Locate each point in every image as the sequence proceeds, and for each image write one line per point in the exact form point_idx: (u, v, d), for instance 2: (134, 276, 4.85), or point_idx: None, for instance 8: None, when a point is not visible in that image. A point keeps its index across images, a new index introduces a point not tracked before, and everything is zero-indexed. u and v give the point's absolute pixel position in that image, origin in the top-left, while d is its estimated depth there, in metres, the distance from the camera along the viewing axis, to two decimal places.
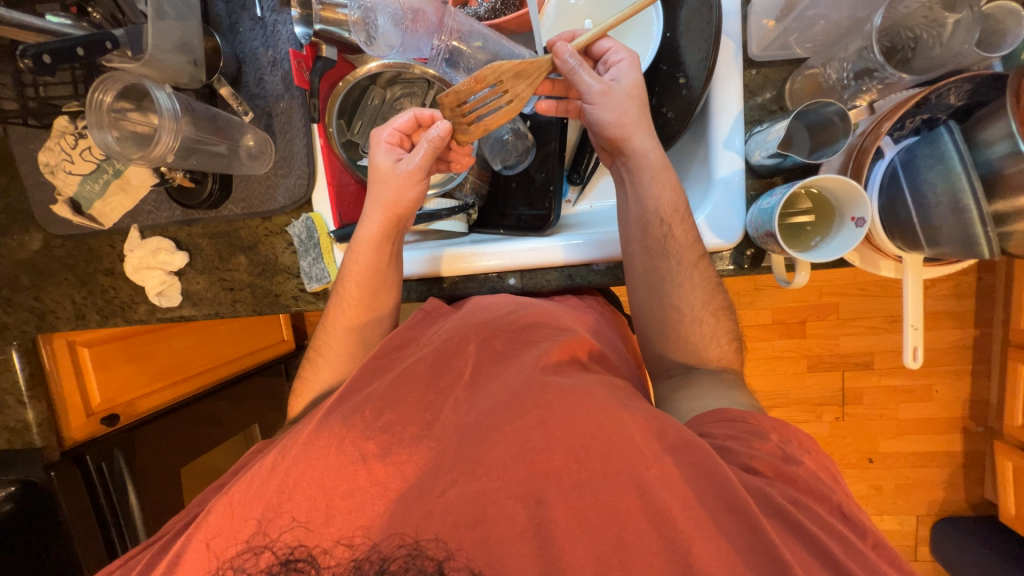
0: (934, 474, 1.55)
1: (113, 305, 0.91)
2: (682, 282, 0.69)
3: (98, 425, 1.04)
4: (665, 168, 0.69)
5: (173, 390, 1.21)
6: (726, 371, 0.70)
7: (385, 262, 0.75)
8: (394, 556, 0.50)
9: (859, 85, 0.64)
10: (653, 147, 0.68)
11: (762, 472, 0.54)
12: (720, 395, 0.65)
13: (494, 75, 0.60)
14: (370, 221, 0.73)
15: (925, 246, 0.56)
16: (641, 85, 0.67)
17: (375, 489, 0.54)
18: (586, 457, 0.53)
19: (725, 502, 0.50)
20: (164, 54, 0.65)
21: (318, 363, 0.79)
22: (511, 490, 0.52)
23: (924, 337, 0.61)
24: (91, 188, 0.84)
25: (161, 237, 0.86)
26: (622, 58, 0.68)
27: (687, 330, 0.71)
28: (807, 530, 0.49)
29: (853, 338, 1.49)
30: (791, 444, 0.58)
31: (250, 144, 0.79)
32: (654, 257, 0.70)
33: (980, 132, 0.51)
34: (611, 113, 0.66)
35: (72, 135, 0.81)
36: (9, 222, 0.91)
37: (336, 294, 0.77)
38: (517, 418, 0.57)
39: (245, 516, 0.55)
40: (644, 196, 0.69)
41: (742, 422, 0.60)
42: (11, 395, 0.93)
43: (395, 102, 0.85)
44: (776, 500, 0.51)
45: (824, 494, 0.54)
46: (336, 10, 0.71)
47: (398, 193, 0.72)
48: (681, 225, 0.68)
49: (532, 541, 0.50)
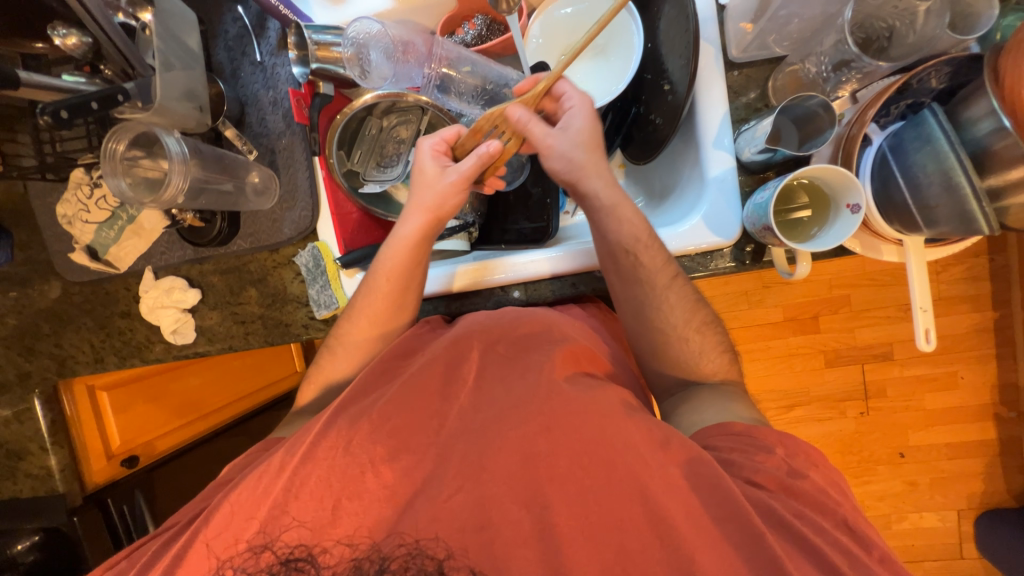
0: (971, 464, 1.50)
1: (130, 347, 0.94)
2: (660, 305, 0.69)
3: (118, 467, 1.08)
4: (621, 204, 0.69)
5: (189, 428, 1.24)
6: (724, 383, 0.69)
7: (418, 263, 0.74)
8: (394, 555, 0.54)
9: (839, 76, 0.65)
10: (603, 188, 0.69)
11: (765, 486, 0.54)
12: (721, 408, 0.64)
13: (489, 122, 0.68)
14: (411, 221, 0.73)
15: (923, 227, 0.56)
16: (592, 131, 0.69)
17: (382, 492, 0.57)
18: (589, 463, 0.55)
19: (727, 513, 0.50)
20: (172, 102, 0.68)
21: (324, 371, 0.78)
22: (515, 496, 0.55)
23: (934, 319, 0.60)
24: (107, 235, 0.87)
25: (174, 276, 0.89)
26: (574, 104, 0.69)
27: (677, 350, 0.70)
28: (810, 543, 0.48)
29: (869, 329, 1.47)
30: (797, 458, 0.56)
31: (255, 181, 0.83)
32: (629, 285, 0.69)
33: (965, 112, 0.52)
34: (561, 162, 0.69)
35: (88, 186, 0.85)
36: (31, 273, 0.94)
37: (364, 286, 0.76)
38: (523, 424, 0.58)
39: (248, 516, 0.56)
40: (606, 233, 0.69)
41: (748, 436, 0.58)
42: (35, 443, 0.97)
43: (392, 130, 0.86)
44: (780, 512, 0.51)
45: (830, 508, 0.52)
46: (330, 48, 0.73)
47: (442, 199, 0.72)
48: (647, 253, 0.68)
49: (535, 545, 0.53)
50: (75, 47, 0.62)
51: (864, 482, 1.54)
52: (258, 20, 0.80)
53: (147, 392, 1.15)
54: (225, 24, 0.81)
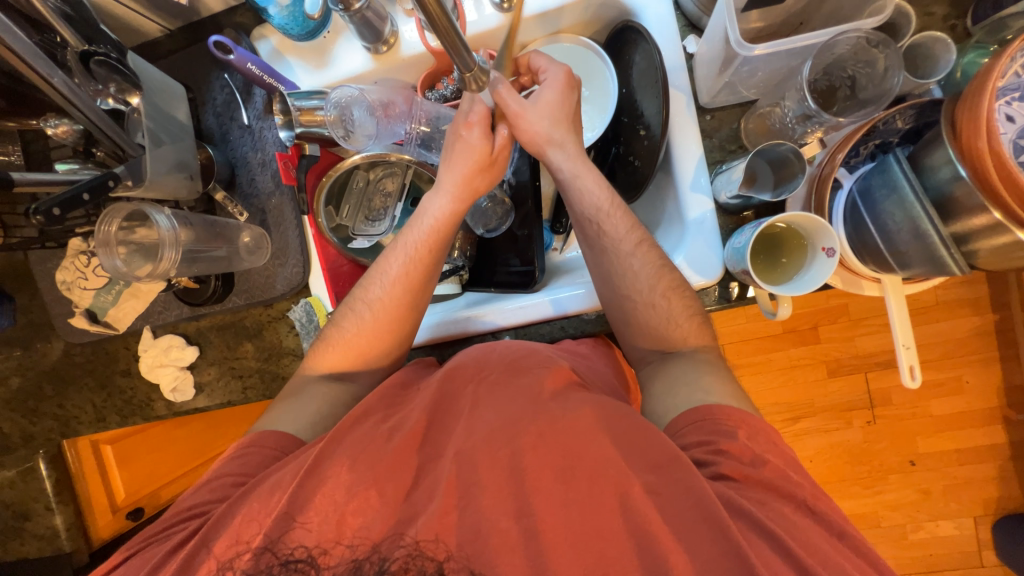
0: (982, 469, 1.48)
1: (132, 405, 0.95)
2: (625, 272, 0.70)
3: (123, 519, 1.16)
4: (582, 174, 0.72)
5: (183, 480, 1.33)
6: (700, 351, 0.68)
7: (450, 232, 0.75)
8: (394, 556, 0.53)
9: (803, 127, 0.66)
10: (566, 160, 0.71)
11: (730, 478, 0.54)
12: (694, 386, 0.63)
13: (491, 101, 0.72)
14: (444, 190, 0.73)
15: (897, 269, 0.58)
16: (563, 103, 0.70)
17: (386, 508, 0.57)
18: (572, 478, 0.56)
19: (701, 514, 0.52)
20: (162, 177, 0.70)
21: (336, 351, 0.74)
22: (503, 509, 0.55)
23: (917, 355, 0.61)
24: (105, 299, 0.89)
25: (172, 334, 0.90)
26: (549, 75, 0.70)
27: (643, 315, 0.69)
28: (766, 525, 0.50)
29: (870, 338, 1.46)
30: (758, 439, 0.57)
31: (247, 241, 0.84)
32: (596, 252, 0.73)
33: (926, 158, 0.53)
34: (525, 134, 0.71)
35: (86, 254, 0.88)
36: (33, 335, 0.96)
37: (392, 251, 0.76)
38: (510, 442, 0.59)
39: (235, 542, 0.55)
40: (574, 201, 0.72)
41: (711, 420, 0.59)
42: (40, 502, 0.99)
43: (378, 182, 0.89)
44: (743, 506, 0.52)
45: (791, 492, 0.54)
46: (313, 112, 0.75)
47: (466, 175, 0.72)
48: (611, 220, 0.71)
49: (522, 554, 0.53)
50: (66, 134, 0.66)
51: (877, 492, 1.52)
52: (244, 87, 0.83)
53: (151, 443, 1.22)
54: (212, 92, 0.84)
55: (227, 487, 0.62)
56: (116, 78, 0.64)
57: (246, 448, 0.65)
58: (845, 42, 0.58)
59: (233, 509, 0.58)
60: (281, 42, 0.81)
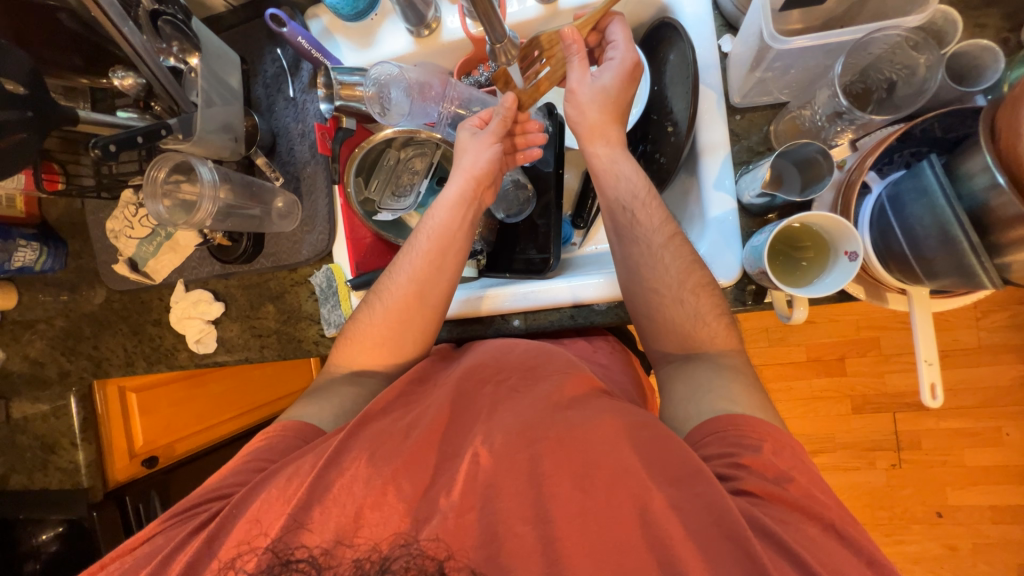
0: (1019, 532, 1.37)
1: (159, 352, 1.00)
2: (656, 264, 0.69)
3: (139, 466, 1.18)
4: (619, 161, 0.74)
5: (189, 441, 1.31)
6: (725, 355, 0.65)
7: (460, 225, 0.78)
8: (395, 556, 0.54)
9: (834, 127, 0.65)
10: (605, 151, 0.74)
11: (751, 493, 0.52)
12: (719, 395, 0.61)
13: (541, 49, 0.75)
14: (453, 184, 0.78)
15: (924, 278, 0.55)
16: (616, 93, 0.72)
17: (401, 506, 0.56)
18: (591, 486, 0.55)
19: (723, 529, 0.49)
20: (210, 134, 0.75)
21: (353, 345, 0.77)
22: (520, 513, 0.55)
23: (940, 372, 0.59)
24: (146, 249, 0.95)
25: (202, 289, 0.95)
26: (616, 57, 0.71)
27: (670, 311, 0.68)
28: (791, 547, 0.47)
29: (901, 376, 1.39)
30: (782, 454, 0.55)
31: (280, 206, 0.89)
32: (625, 242, 0.72)
33: (963, 164, 0.51)
34: (576, 110, 0.74)
35: (134, 205, 0.94)
36: (79, 281, 1.03)
37: (408, 248, 0.79)
38: (530, 445, 0.58)
39: (262, 530, 0.56)
40: (607, 188, 0.74)
41: (733, 433, 0.56)
42: (66, 437, 1.06)
43: (408, 162, 0.92)
44: (769, 526, 0.49)
45: (817, 512, 0.51)
46: (353, 87, 0.79)
47: (475, 158, 0.78)
48: (644, 210, 0.71)
49: (539, 560, 0.52)
50: (131, 87, 0.72)
51: (896, 541, 1.42)
52: (294, 61, 0.88)
53: (175, 395, 1.25)
54: (264, 65, 0.90)
55: (249, 472, 0.64)
56: (179, 38, 0.71)
57: (276, 433, 0.68)
58: (881, 40, 0.58)
59: (261, 486, 0.60)
60: (332, 21, 0.86)
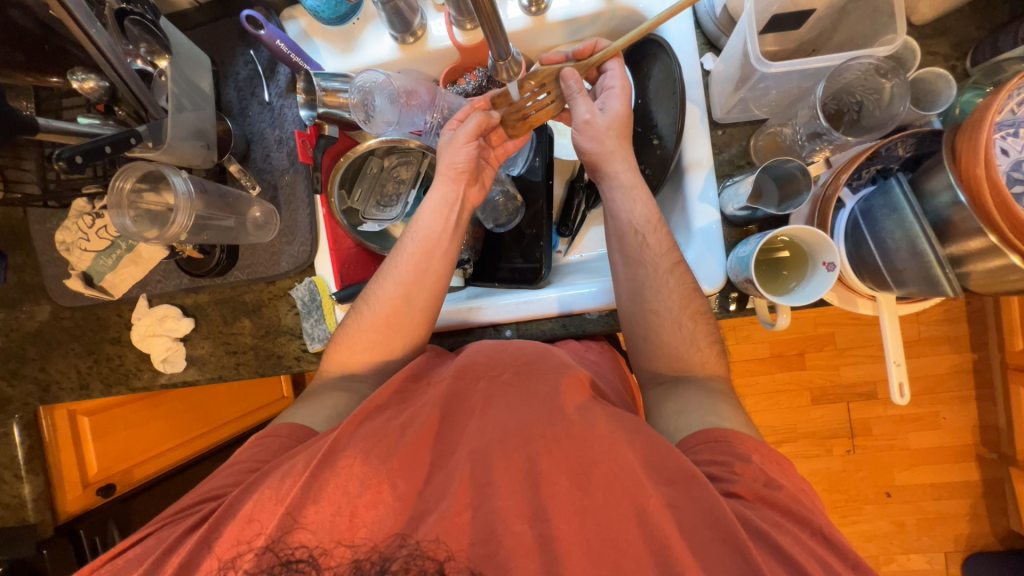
0: (957, 506, 1.51)
1: (118, 373, 0.93)
2: (660, 288, 0.71)
3: (93, 496, 1.07)
4: (638, 188, 0.74)
5: (146, 466, 1.19)
6: (713, 380, 0.69)
7: (445, 230, 0.76)
8: (395, 556, 0.52)
9: (813, 145, 0.69)
10: (625, 170, 0.74)
11: (742, 496, 0.54)
12: (708, 410, 0.64)
13: (538, 81, 0.72)
14: (435, 188, 0.77)
15: (893, 286, 0.60)
16: (626, 117, 0.73)
17: (396, 515, 0.55)
18: (589, 485, 0.55)
19: (718, 531, 0.51)
20: (181, 142, 0.70)
21: (342, 350, 0.75)
22: (517, 512, 0.55)
23: (907, 373, 0.63)
24: (104, 263, 0.88)
25: (168, 305, 0.89)
26: (615, 84, 0.73)
27: (666, 333, 0.71)
28: (784, 549, 0.50)
29: (853, 368, 1.49)
30: (771, 466, 0.57)
31: (257, 215, 0.85)
32: (631, 266, 0.73)
33: (928, 183, 0.56)
34: (590, 142, 0.74)
35: (89, 215, 0.86)
36: (21, 296, 0.93)
37: (395, 252, 0.78)
38: (527, 443, 0.59)
39: (247, 549, 0.53)
40: (618, 211, 0.74)
41: (724, 443, 0.59)
42: (9, 471, 0.95)
43: (392, 169, 0.90)
44: (758, 524, 0.52)
45: (805, 518, 0.54)
46: (337, 95, 0.76)
47: (451, 156, 0.74)
48: (655, 234, 0.72)
49: (536, 558, 0.52)
50: (92, 90, 0.67)
51: (850, 522, 1.53)
52: (269, 64, 0.84)
53: (132, 417, 1.15)
54: (236, 66, 0.85)
55: (240, 474, 0.62)
56: (148, 40, 0.66)
57: (264, 437, 0.66)
58: (856, 67, 0.62)
59: (254, 491, 0.57)
60: (310, 25, 0.83)
